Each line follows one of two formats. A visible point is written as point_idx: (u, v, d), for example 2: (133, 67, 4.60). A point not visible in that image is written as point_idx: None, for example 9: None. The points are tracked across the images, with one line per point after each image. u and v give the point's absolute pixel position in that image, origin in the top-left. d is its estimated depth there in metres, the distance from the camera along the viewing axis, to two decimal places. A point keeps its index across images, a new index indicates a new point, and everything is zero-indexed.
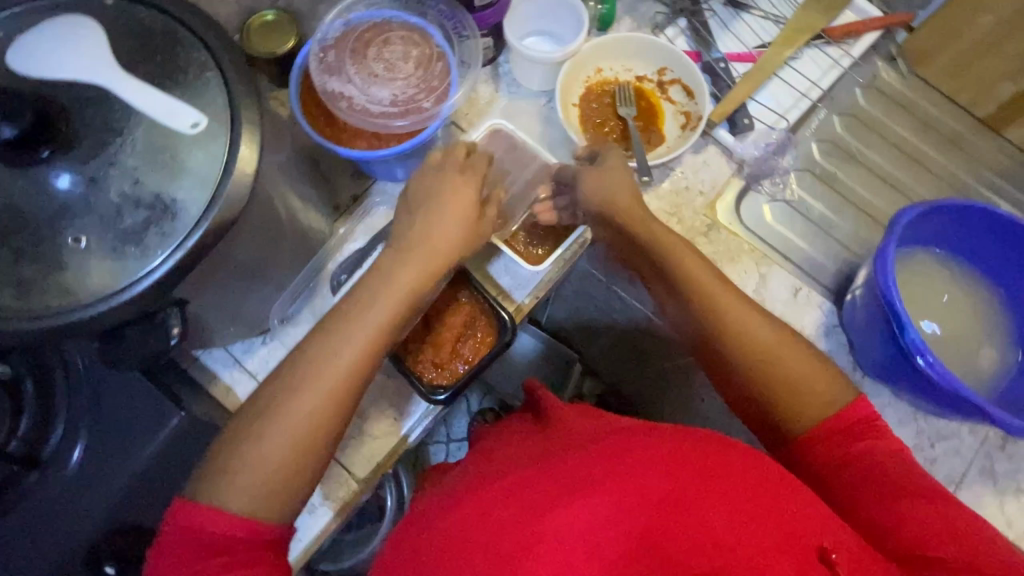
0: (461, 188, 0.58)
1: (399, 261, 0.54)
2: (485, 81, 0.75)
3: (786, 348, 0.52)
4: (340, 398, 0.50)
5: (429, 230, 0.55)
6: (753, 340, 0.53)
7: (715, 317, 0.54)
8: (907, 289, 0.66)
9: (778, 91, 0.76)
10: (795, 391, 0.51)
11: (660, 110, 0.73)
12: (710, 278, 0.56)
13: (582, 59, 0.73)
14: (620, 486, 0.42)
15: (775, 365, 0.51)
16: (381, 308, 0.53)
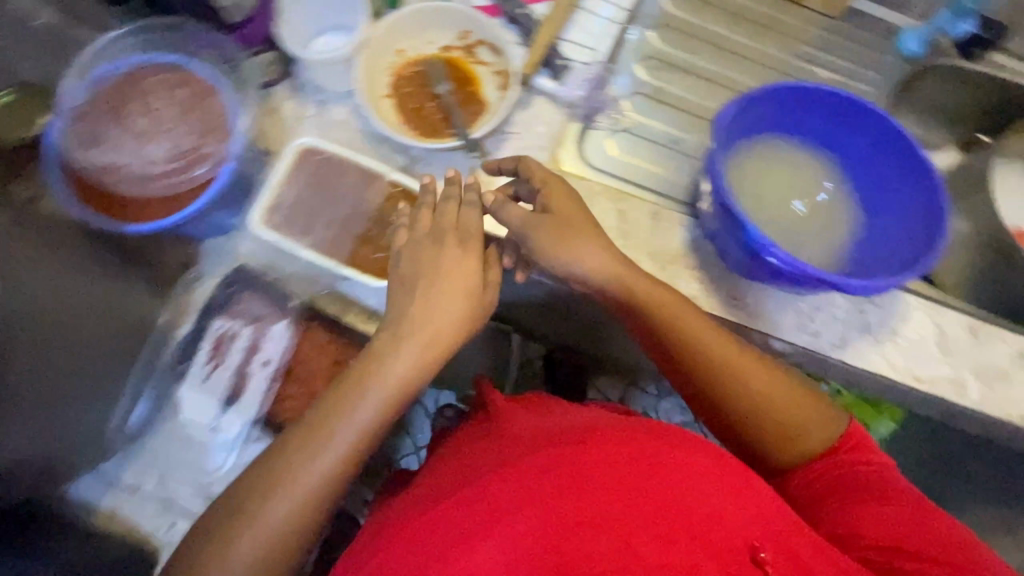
0: (459, 265, 0.55)
1: (389, 353, 0.52)
2: (286, 96, 0.68)
3: (781, 389, 0.58)
4: (316, 501, 0.49)
5: (431, 316, 0.53)
6: (758, 393, 0.57)
7: (710, 362, 0.57)
8: (751, 182, 0.67)
9: (587, 23, 0.74)
10: (795, 428, 0.57)
11: (475, 77, 0.70)
12: (714, 336, 0.57)
13: (376, 44, 0.67)
14: (561, 506, 0.44)
15: (769, 407, 0.57)
16: (366, 409, 0.50)
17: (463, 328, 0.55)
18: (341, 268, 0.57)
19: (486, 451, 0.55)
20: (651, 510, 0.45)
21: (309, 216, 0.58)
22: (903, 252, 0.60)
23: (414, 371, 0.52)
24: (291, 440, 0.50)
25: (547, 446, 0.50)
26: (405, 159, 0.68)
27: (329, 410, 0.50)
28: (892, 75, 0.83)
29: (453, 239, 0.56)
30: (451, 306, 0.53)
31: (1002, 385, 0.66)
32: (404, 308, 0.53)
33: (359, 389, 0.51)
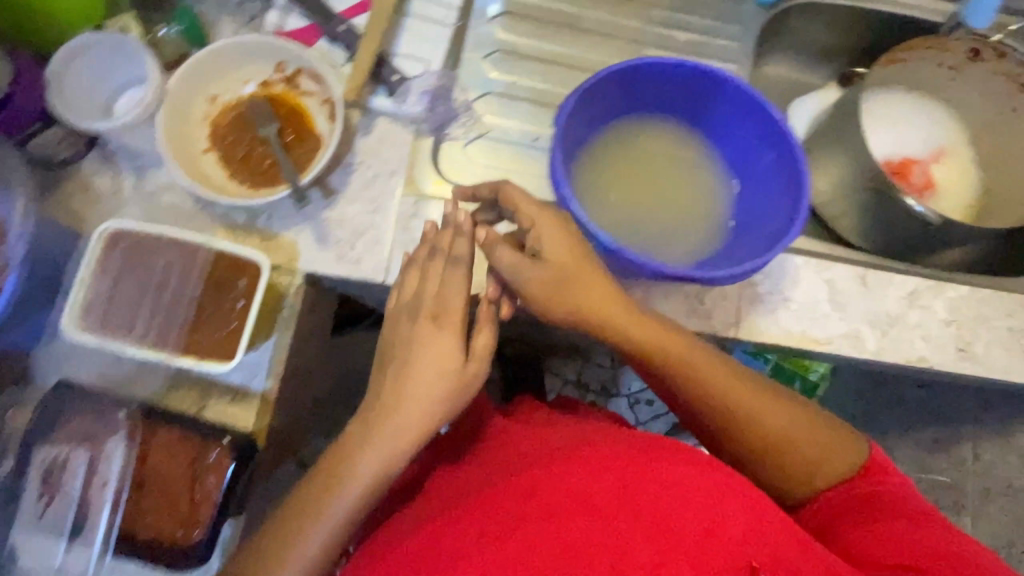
0: (438, 344, 0.54)
1: (370, 436, 0.53)
2: (96, 171, 0.61)
3: (795, 424, 0.55)
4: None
5: (408, 398, 0.53)
6: (772, 432, 0.55)
7: (718, 399, 0.55)
8: (619, 169, 0.64)
9: (418, 28, 0.68)
10: (814, 463, 0.54)
11: (302, 110, 0.63)
12: (725, 380, 0.55)
13: (179, 97, 0.59)
14: (535, 526, 0.44)
15: (785, 445, 0.55)
16: (354, 492, 0.52)
17: (444, 408, 0.54)
18: (174, 360, 0.51)
19: (480, 477, 0.55)
20: (640, 526, 0.43)
21: (131, 309, 0.53)
22: (772, 219, 0.58)
23: (394, 450, 0.53)
24: (278, 528, 0.52)
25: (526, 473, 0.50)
26: (245, 216, 0.62)
27: (318, 498, 0.52)
28: (753, 24, 0.79)
29: (430, 310, 0.56)
30: (426, 383, 0.53)
31: (897, 329, 0.66)
32: (385, 388, 0.54)
33: (346, 475, 0.52)
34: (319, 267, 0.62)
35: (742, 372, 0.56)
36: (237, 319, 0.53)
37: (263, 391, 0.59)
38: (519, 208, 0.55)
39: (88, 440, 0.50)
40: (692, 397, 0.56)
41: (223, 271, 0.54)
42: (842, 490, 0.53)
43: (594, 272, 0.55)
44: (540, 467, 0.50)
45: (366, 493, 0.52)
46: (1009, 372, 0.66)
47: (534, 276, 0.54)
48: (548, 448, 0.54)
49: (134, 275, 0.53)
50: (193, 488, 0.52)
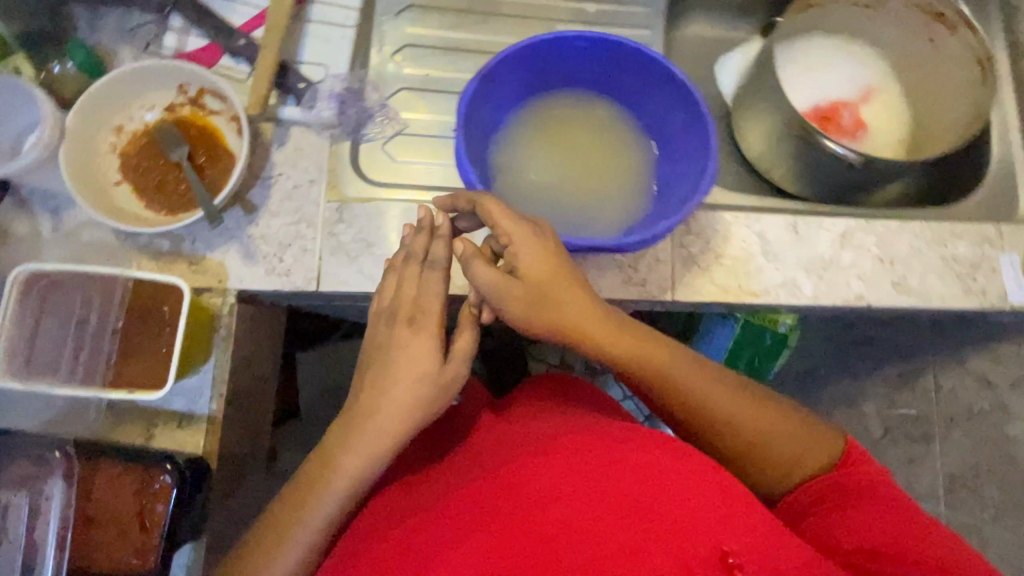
0: (415, 347, 0.56)
1: (346, 441, 0.54)
2: (12, 216, 0.61)
3: (773, 425, 0.54)
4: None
5: (385, 402, 0.54)
6: (750, 434, 0.54)
7: (694, 400, 0.54)
8: (542, 148, 0.64)
9: (320, 32, 0.67)
10: (792, 463, 0.53)
11: (212, 129, 0.63)
12: (699, 381, 0.55)
13: (82, 131, 0.59)
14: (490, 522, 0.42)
15: (763, 443, 0.54)
16: (334, 497, 0.53)
17: (423, 410, 0.55)
18: (104, 392, 0.51)
19: (451, 481, 0.52)
20: (612, 517, 0.39)
21: (59, 349, 0.54)
22: (688, 175, 0.58)
23: (372, 449, 0.53)
24: (261, 539, 0.53)
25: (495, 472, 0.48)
26: (168, 243, 0.62)
27: (298, 504, 0.53)
28: None
29: (406, 315, 0.57)
30: (404, 387, 0.54)
31: (831, 272, 0.67)
32: (363, 392, 0.55)
33: (326, 479, 0.53)
34: (249, 284, 0.62)
35: (719, 374, 0.56)
36: (167, 343, 0.54)
37: (209, 412, 0.60)
38: (494, 223, 0.55)
39: (26, 484, 0.50)
40: (669, 404, 0.55)
41: (145, 300, 0.54)
42: (821, 483, 0.52)
43: (568, 282, 0.55)
44: (513, 464, 0.47)
45: (347, 496, 0.53)
46: (944, 300, 0.67)
47: (510, 292, 0.54)
48: (525, 445, 0.51)
49: (57, 314, 0.54)
50: (142, 517, 0.52)
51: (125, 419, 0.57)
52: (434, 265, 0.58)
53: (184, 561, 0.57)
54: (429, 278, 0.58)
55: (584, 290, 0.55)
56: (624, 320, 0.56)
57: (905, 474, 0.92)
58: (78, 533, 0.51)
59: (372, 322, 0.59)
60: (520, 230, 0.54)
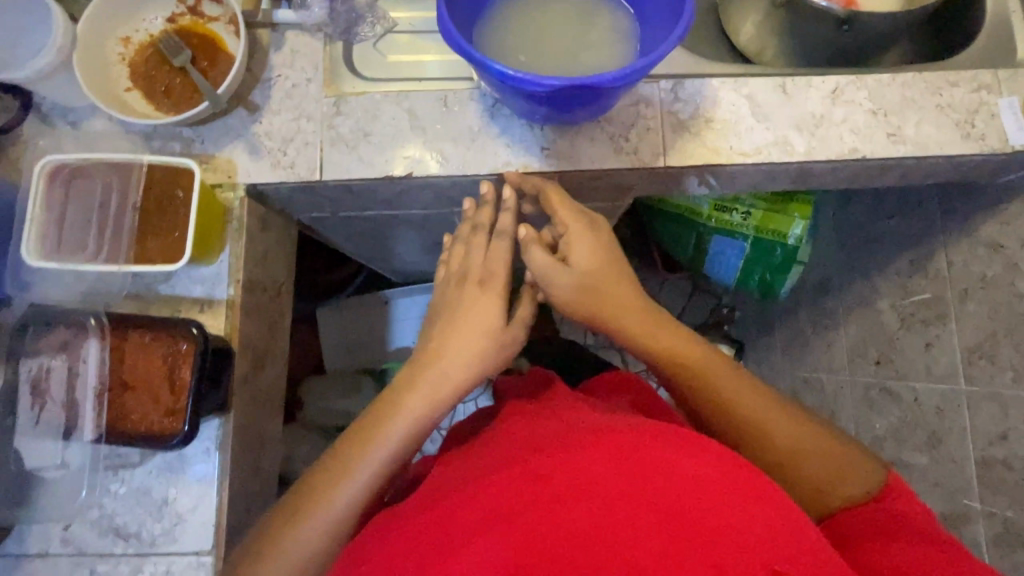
0: (482, 306, 0.63)
1: (411, 383, 0.59)
2: (34, 128, 0.65)
3: (811, 442, 0.58)
4: (341, 527, 0.54)
5: (452, 353, 0.61)
6: (788, 448, 0.58)
7: (740, 407, 0.59)
8: (524, 32, 0.64)
9: None
10: (828, 485, 0.57)
11: (212, 34, 0.66)
12: (745, 392, 0.60)
13: (90, 41, 0.63)
14: (525, 509, 0.39)
15: (801, 460, 0.58)
16: (397, 436, 0.56)
17: (480, 364, 0.61)
18: (129, 266, 0.55)
19: (477, 462, 0.49)
20: (657, 522, 0.37)
21: (84, 233, 0.57)
22: (669, 19, 0.59)
23: (434, 395, 0.59)
24: (317, 479, 0.55)
25: (528, 456, 0.44)
26: (180, 145, 0.66)
27: (361, 448, 0.56)
28: None
29: (476, 278, 0.65)
30: (467, 341, 0.61)
31: (824, 128, 0.67)
32: (429, 344, 0.62)
33: (390, 417, 0.57)
34: (257, 177, 0.66)
35: (762, 388, 0.61)
36: (184, 222, 0.58)
37: (228, 297, 0.63)
38: (556, 210, 0.64)
39: (67, 348, 0.55)
40: (712, 409, 0.61)
41: (161, 183, 0.58)
42: (863, 510, 0.55)
43: (615, 279, 0.64)
44: (548, 450, 0.44)
45: (409, 435, 0.57)
46: (943, 147, 0.66)
47: (562, 278, 0.63)
48: (557, 431, 0.48)
49: (82, 202, 0.58)
50: (170, 380, 0.55)
51: (151, 302, 0.61)
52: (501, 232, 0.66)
53: (213, 433, 0.60)
54: (496, 256, 0.65)
55: (630, 291, 0.64)
56: (673, 325, 0.64)
57: (923, 360, 0.91)
58: (113, 397, 0.55)
59: (440, 290, 0.67)
60: (578, 224, 0.64)
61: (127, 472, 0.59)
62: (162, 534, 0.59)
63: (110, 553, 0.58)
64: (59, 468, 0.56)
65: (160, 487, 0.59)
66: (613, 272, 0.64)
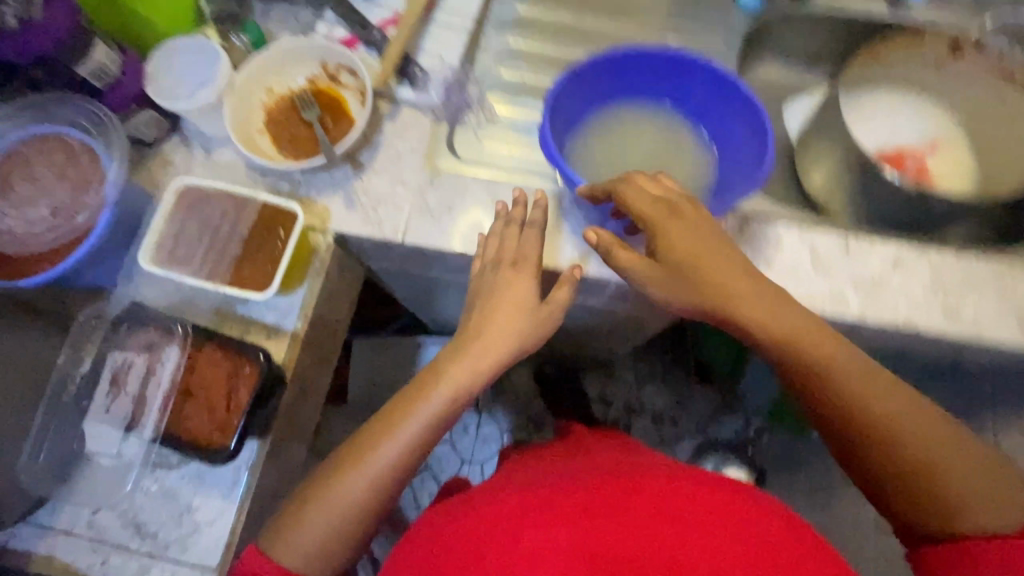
0: (517, 282, 0.67)
1: (454, 357, 0.65)
2: (175, 148, 0.74)
3: (943, 452, 0.55)
4: (378, 482, 0.60)
5: (489, 332, 0.65)
6: (913, 457, 0.55)
7: (864, 408, 0.56)
8: (612, 154, 0.72)
9: (440, 36, 0.79)
10: (952, 504, 0.53)
11: (342, 99, 0.76)
12: (874, 391, 0.56)
13: (242, 88, 0.73)
14: (619, 505, 0.50)
15: (936, 472, 0.54)
16: (437, 399, 0.63)
17: (514, 342, 0.65)
18: (223, 289, 0.62)
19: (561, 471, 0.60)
20: (728, 547, 0.46)
21: (192, 247, 0.64)
22: (747, 168, 0.64)
23: (473, 363, 0.64)
24: (370, 427, 0.63)
25: (615, 475, 0.56)
26: (287, 185, 0.73)
27: (402, 415, 0.62)
28: (739, 32, 0.86)
29: (510, 260, 0.67)
30: (506, 317, 0.66)
31: (882, 292, 0.69)
32: (469, 324, 0.67)
33: (434, 383, 0.64)
34: (346, 227, 0.72)
35: (893, 386, 0.57)
36: (279, 259, 0.64)
37: (293, 330, 0.68)
38: (630, 204, 0.61)
39: (150, 347, 0.61)
40: (824, 407, 0.59)
41: (268, 221, 0.65)
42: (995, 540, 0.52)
43: (720, 256, 0.60)
44: (632, 475, 0.56)
45: (444, 405, 0.63)
46: (1000, 337, 0.67)
47: (655, 277, 0.60)
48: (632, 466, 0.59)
49: (196, 221, 0.65)
50: (229, 398, 0.60)
51: (226, 320, 0.66)
52: (533, 223, 0.69)
53: (249, 454, 0.63)
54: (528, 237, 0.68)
55: (746, 279, 0.60)
56: (797, 311, 0.59)
57: None
58: (174, 402, 0.60)
59: (479, 270, 0.69)
60: (665, 215, 0.60)
61: (162, 471, 0.62)
62: (176, 540, 0.62)
63: (126, 546, 0.61)
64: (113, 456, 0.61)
65: (186, 496, 0.62)
66: (717, 251, 0.60)
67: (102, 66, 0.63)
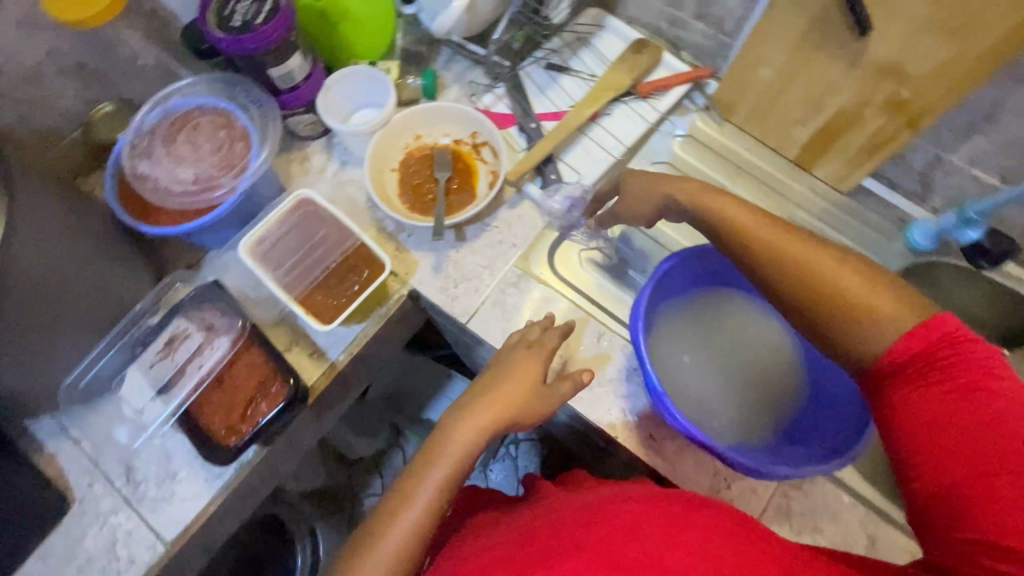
0: (524, 359, 0.63)
1: (459, 415, 0.58)
2: (318, 151, 0.80)
3: (852, 280, 0.49)
4: (405, 557, 0.51)
5: (493, 395, 0.59)
6: (815, 287, 0.50)
7: (761, 248, 0.53)
8: (705, 340, 0.72)
9: (587, 149, 0.81)
10: (860, 314, 0.49)
11: (474, 170, 0.78)
12: (772, 233, 0.53)
13: (396, 128, 0.77)
14: (574, 536, 0.46)
15: (848, 304, 0.49)
16: (445, 460, 0.55)
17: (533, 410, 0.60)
18: (291, 303, 0.65)
19: (534, 516, 0.54)
20: None
21: (284, 255, 0.69)
22: (837, 429, 0.62)
23: (489, 419, 0.58)
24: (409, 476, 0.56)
25: (577, 511, 0.50)
26: (392, 226, 0.76)
27: (413, 480, 0.55)
28: (893, 262, 0.79)
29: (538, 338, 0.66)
30: (519, 389, 0.60)
31: None
32: (474, 389, 0.61)
33: (443, 441, 0.56)
34: (424, 288, 0.74)
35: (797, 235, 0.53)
36: (350, 298, 0.67)
37: (333, 360, 0.70)
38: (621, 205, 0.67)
39: (209, 328, 0.66)
40: (730, 245, 0.56)
41: (355, 259, 0.68)
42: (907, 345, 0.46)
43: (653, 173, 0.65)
44: (594, 506, 0.50)
45: (450, 474, 0.55)
46: None
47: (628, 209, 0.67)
48: (602, 494, 0.54)
49: (300, 232, 0.70)
50: (249, 405, 0.64)
51: (284, 327, 0.70)
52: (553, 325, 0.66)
53: (246, 457, 0.66)
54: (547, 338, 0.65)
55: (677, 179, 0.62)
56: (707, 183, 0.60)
57: None
58: (206, 385, 0.64)
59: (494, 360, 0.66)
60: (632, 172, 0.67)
61: (170, 432, 0.67)
62: (151, 499, 0.66)
63: (111, 482, 0.66)
64: (135, 406, 0.65)
65: (175, 464, 0.66)
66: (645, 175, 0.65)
67: (291, 72, 0.71)
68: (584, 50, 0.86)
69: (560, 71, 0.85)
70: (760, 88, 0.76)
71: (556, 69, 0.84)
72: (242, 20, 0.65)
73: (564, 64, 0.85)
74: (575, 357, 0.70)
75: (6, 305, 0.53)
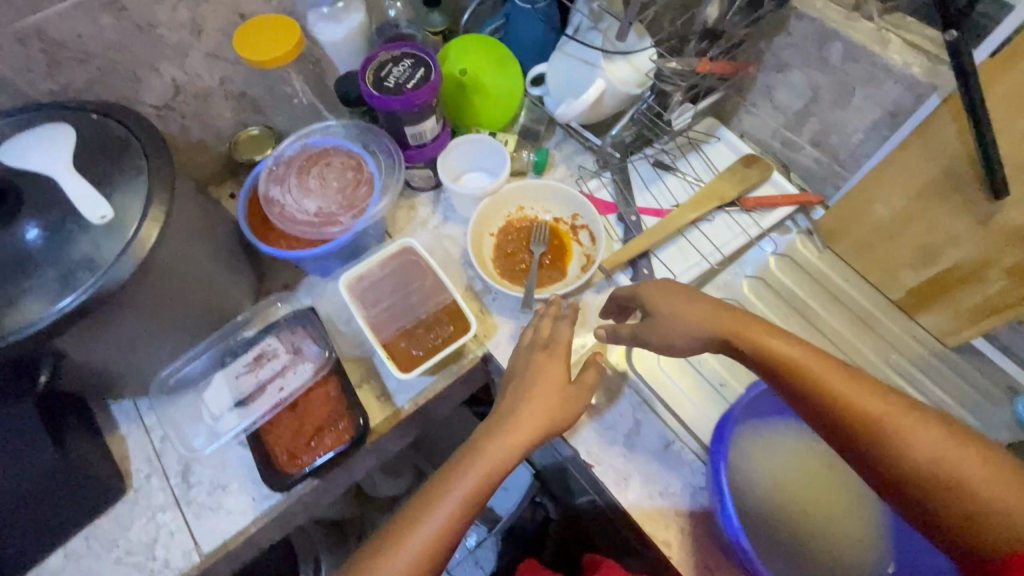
0: (547, 368, 0.64)
1: (487, 434, 0.59)
2: (425, 202, 0.85)
3: (952, 451, 0.46)
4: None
5: (523, 413, 0.59)
6: (917, 459, 0.47)
7: (845, 402, 0.50)
8: (790, 481, 0.67)
9: (682, 249, 0.82)
10: (970, 495, 0.45)
11: (569, 250, 0.80)
12: (847, 386, 0.51)
13: (504, 197, 0.81)
14: None
15: (955, 482, 0.46)
16: (469, 480, 0.54)
17: (551, 424, 0.60)
18: (376, 346, 0.68)
19: None
20: None
21: (380, 296, 0.72)
22: None
23: (517, 436, 0.58)
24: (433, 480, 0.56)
25: None
26: (480, 287, 0.78)
27: (437, 491, 0.55)
28: (998, 431, 0.72)
29: None
30: (535, 404, 0.60)
31: None
32: (506, 400, 0.62)
33: (467, 457, 0.56)
34: (500, 354, 0.74)
35: (879, 390, 0.51)
36: (429, 351, 0.69)
37: (399, 406, 0.71)
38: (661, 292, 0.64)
39: (296, 352, 0.69)
40: (813, 402, 0.52)
41: (442, 314, 0.71)
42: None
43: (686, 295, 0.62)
44: None
45: (473, 488, 0.54)
46: None
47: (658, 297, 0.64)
48: None
49: (399, 278, 0.74)
50: (314, 436, 0.65)
51: (360, 363, 0.72)
52: (565, 316, 0.69)
53: (298, 490, 0.67)
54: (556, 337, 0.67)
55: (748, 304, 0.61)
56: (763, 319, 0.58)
57: None
58: (279, 408, 0.66)
59: (514, 357, 0.68)
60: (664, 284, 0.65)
61: (234, 443, 0.69)
62: (199, 505, 0.67)
63: (168, 478, 0.68)
64: (210, 411, 0.68)
65: (229, 475, 0.68)
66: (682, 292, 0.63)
67: (423, 132, 0.77)
68: (693, 154, 0.88)
69: (667, 170, 0.87)
70: (871, 226, 0.75)
71: (663, 167, 0.87)
72: (395, 82, 0.72)
73: (671, 164, 0.87)
74: (637, 456, 0.67)
75: (138, 295, 0.58)
